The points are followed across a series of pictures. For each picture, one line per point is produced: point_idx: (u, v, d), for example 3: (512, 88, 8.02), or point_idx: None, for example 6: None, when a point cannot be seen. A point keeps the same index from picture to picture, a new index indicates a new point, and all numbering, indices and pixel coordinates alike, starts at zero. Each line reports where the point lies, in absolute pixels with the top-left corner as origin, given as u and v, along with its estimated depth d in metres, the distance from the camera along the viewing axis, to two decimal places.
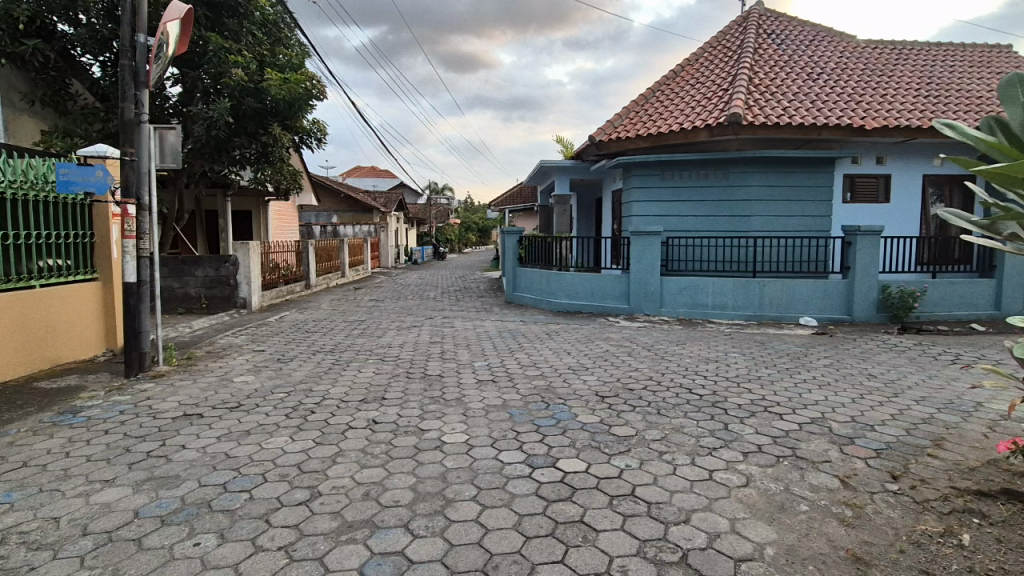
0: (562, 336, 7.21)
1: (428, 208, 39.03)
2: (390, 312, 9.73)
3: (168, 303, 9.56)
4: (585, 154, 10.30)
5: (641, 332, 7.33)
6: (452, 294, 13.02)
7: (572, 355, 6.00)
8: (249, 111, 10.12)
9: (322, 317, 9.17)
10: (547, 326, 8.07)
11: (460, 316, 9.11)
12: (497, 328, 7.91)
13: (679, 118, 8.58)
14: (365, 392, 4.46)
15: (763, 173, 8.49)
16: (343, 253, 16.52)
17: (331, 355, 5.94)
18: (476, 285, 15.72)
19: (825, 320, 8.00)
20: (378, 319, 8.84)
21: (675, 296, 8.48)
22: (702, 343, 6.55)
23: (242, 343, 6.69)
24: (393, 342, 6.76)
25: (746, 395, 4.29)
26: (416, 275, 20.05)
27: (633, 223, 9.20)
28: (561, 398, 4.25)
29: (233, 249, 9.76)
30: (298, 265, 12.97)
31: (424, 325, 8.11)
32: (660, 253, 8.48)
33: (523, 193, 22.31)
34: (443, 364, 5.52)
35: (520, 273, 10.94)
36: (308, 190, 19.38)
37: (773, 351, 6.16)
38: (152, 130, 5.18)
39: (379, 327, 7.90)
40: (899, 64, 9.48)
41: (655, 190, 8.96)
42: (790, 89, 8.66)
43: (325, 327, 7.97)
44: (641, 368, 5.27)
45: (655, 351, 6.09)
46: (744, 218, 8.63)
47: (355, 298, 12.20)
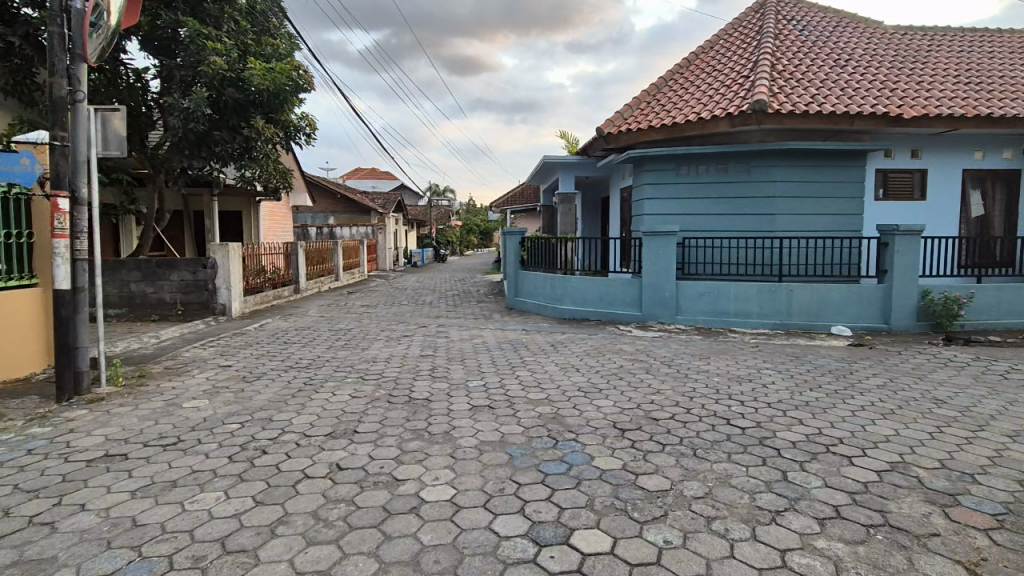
0: (569, 348, 6.45)
1: (429, 211, 38.36)
2: (382, 319, 8.98)
3: (141, 310, 8.84)
4: (592, 148, 9.54)
5: (657, 344, 6.56)
6: (450, 298, 12.27)
7: (581, 371, 5.24)
8: (230, 103, 9.40)
9: (306, 325, 8.42)
10: (551, 335, 7.31)
11: (456, 324, 8.35)
12: (496, 338, 7.16)
13: (696, 107, 7.82)
14: (335, 423, 3.69)
15: (789, 167, 7.71)
16: (336, 256, 15.81)
17: (306, 372, 5.20)
18: (476, 289, 14.96)
19: (860, 330, 7.20)
20: (367, 327, 8.08)
21: (691, 302, 7.71)
22: (729, 357, 5.78)
23: (208, 357, 5.94)
24: (378, 356, 6.00)
25: (798, 428, 3.51)
26: (414, 278, 19.31)
27: (644, 221, 8.45)
28: (571, 432, 3.48)
29: (212, 251, 9.01)
30: (287, 269, 12.24)
31: (417, 334, 7.36)
32: (675, 255, 7.72)
33: (525, 194, 21.58)
34: (433, 383, 4.76)
35: (522, 277, 10.19)
36: (302, 190, 18.67)
37: (811, 366, 5.38)
38: (92, 113, 4.43)
39: (366, 337, 7.15)
40: (936, 50, 8.67)
41: (668, 187, 8.21)
42: (818, 75, 7.87)
43: (306, 337, 7.21)
44: (663, 390, 4.50)
45: (676, 367, 5.32)
46: (768, 216, 7.85)
47: (346, 303, 11.45)
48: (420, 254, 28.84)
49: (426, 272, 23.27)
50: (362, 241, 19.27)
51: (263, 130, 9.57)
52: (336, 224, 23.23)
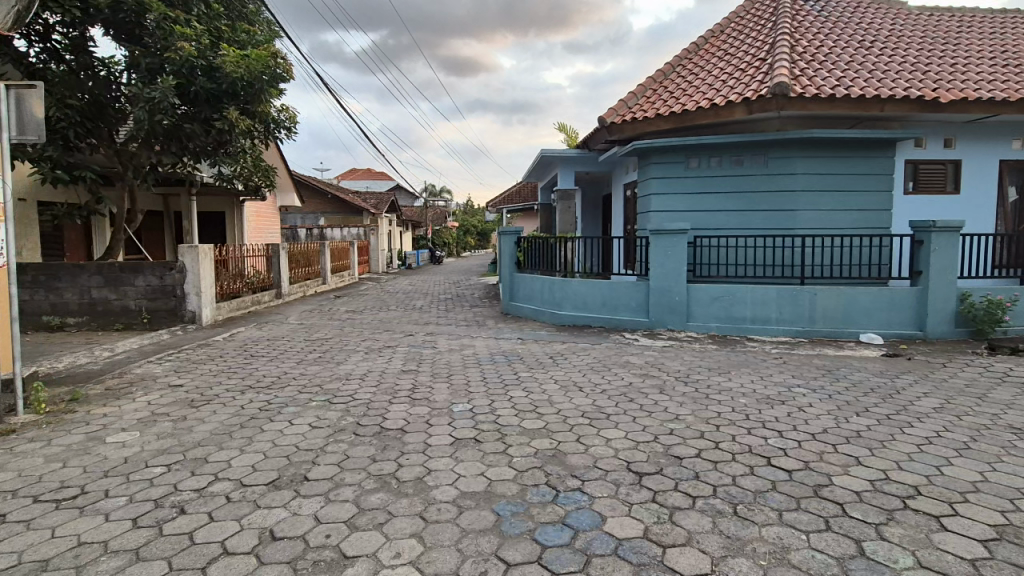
0: (569, 361, 5.76)
1: (425, 212, 37.71)
2: (365, 326, 8.30)
3: (103, 318, 8.13)
4: (593, 141, 8.87)
5: (668, 355, 5.88)
6: (442, 303, 11.58)
7: (584, 390, 4.55)
8: (201, 93, 8.71)
9: (282, 334, 7.73)
10: (550, 345, 6.61)
11: (445, 332, 7.66)
12: (490, 349, 6.48)
13: (708, 93, 7.14)
14: (284, 466, 2.99)
15: (810, 158, 7.05)
16: (324, 258, 15.12)
17: (266, 394, 4.50)
18: (471, 292, 14.26)
19: (891, 337, 6.52)
20: (348, 336, 7.39)
21: (703, 307, 7.04)
22: (751, 371, 5.09)
23: (160, 374, 5.23)
24: (354, 372, 5.30)
25: (857, 471, 2.82)
26: (408, 281, 18.62)
27: (651, 220, 7.78)
28: (574, 477, 2.79)
29: (180, 253, 8.31)
30: (268, 272, 11.54)
31: (401, 345, 6.67)
32: (686, 255, 7.05)
33: (522, 193, 20.89)
34: (411, 408, 4.06)
35: (518, 280, 9.50)
36: (290, 190, 17.97)
37: (847, 382, 4.70)
38: (3, 90, 3.72)
39: (344, 348, 6.46)
40: (965, 32, 8.00)
41: (677, 181, 7.55)
42: (841, 57, 7.19)
43: (278, 348, 6.52)
44: (682, 415, 3.81)
45: (693, 384, 4.64)
46: (787, 213, 7.19)
47: (330, 309, 10.75)
48: (414, 256, 28.15)
49: (420, 274, 22.58)
50: (353, 243, 18.61)
51: (238, 123, 8.88)
52: (326, 225, 22.51)
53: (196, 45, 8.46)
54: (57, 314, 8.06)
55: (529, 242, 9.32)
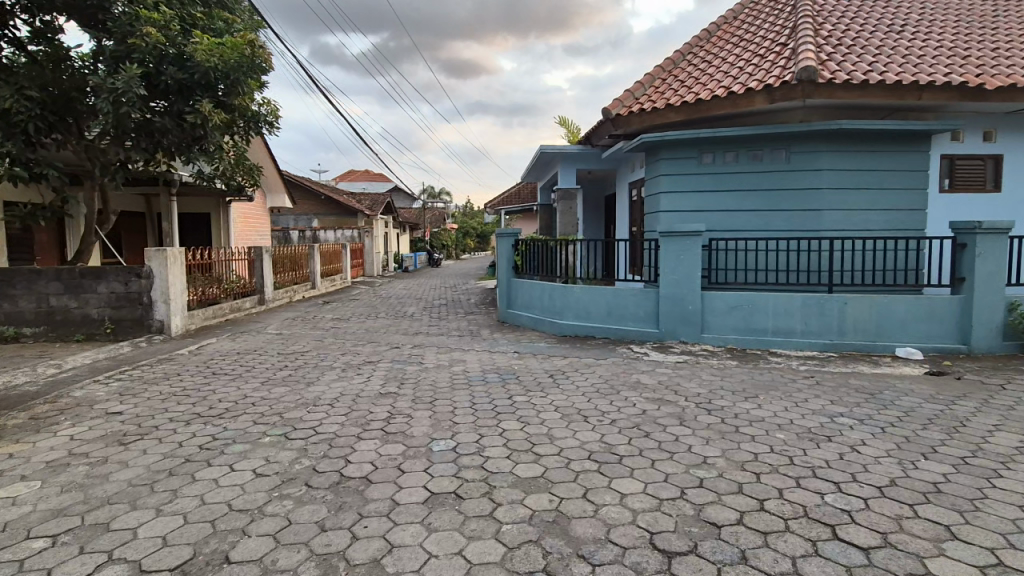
0: (571, 379, 5.08)
1: (423, 214, 37.06)
2: (349, 336, 7.63)
3: (62, 328, 7.46)
4: (597, 135, 8.20)
5: (682, 373, 5.20)
6: (435, 310, 10.88)
7: (589, 417, 3.87)
8: (171, 84, 8.06)
9: (256, 346, 7.05)
10: (549, 360, 5.95)
11: (435, 344, 6.98)
12: (482, 365, 5.80)
13: (724, 81, 6.47)
14: (203, 541, 2.29)
15: (837, 153, 6.39)
16: (313, 261, 14.44)
17: (215, 424, 3.82)
18: (467, 297, 13.56)
19: (932, 352, 5.83)
20: (327, 349, 6.71)
21: (720, 317, 6.37)
22: (782, 395, 4.40)
23: (100, 398, 4.53)
24: (324, 395, 4.61)
25: (955, 551, 2.13)
26: (402, 285, 17.93)
27: (660, 220, 7.11)
28: (582, 561, 2.10)
29: (147, 257, 7.63)
30: (250, 277, 10.87)
31: (383, 360, 5.98)
32: (701, 260, 6.37)
33: (521, 193, 20.23)
34: (383, 444, 3.38)
35: (515, 285, 8.82)
36: (280, 190, 17.30)
37: (898, 410, 4.01)
38: None
39: (320, 364, 5.78)
40: (1003, 15, 7.31)
41: (689, 178, 6.89)
42: (870, 40, 6.51)
43: (246, 364, 5.83)
44: (711, 457, 3.12)
45: (717, 412, 3.95)
46: (811, 213, 6.51)
47: (315, 316, 10.08)
48: (411, 259, 27.44)
49: (416, 277, 21.89)
50: (346, 245, 17.94)
51: (212, 116, 8.21)
52: (320, 227, 21.80)
53: (167, 32, 7.80)
54: (12, 324, 7.37)
55: (526, 247, 8.66)
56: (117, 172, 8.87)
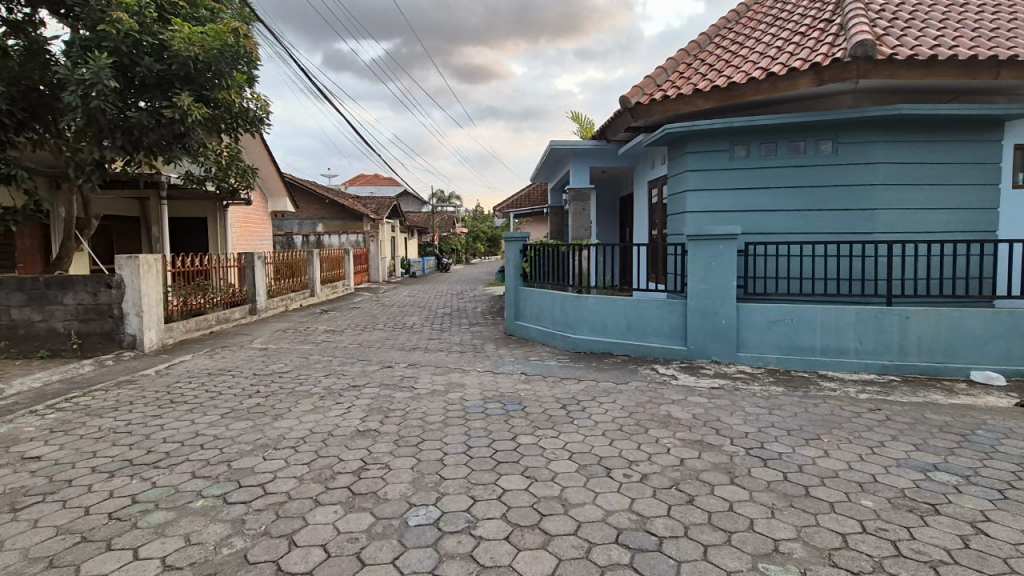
0: (587, 409, 4.26)
1: (433, 218, 36.42)
2: (339, 352, 6.88)
3: (25, 343, 6.80)
4: (614, 127, 7.40)
5: (719, 404, 4.36)
6: (437, 320, 10.11)
7: (612, 468, 3.06)
8: (148, 77, 7.42)
9: (233, 364, 6.32)
10: (560, 383, 5.14)
11: (432, 362, 6.20)
12: (483, 389, 5.01)
13: (761, 63, 5.64)
14: None
15: (893, 143, 5.53)
16: (313, 268, 13.74)
17: (143, 477, 3.06)
18: (474, 306, 12.76)
19: (1013, 375, 4.93)
20: (310, 368, 5.95)
21: (758, 333, 5.53)
22: (850, 437, 3.54)
23: (25, 436, 3.80)
24: (291, 432, 3.84)
25: None
26: (407, 291, 17.19)
27: (686, 222, 6.29)
28: None
29: (118, 265, 6.95)
30: (241, 285, 10.17)
31: (370, 384, 5.20)
32: (735, 267, 5.55)
33: (532, 196, 19.42)
34: (344, 514, 2.59)
35: (524, 294, 8.03)
36: (281, 194, 16.69)
37: (1007, 460, 3.14)
38: None
39: (298, 389, 5.03)
40: None
41: (720, 174, 6.08)
42: (932, 13, 5.63)
43: (214, 389, 5.10)
44: (783, 541, 2.29)
45: (775, 463, 3.12)
46: (862, 213, 5.65)
47: (307, 328, 9.36)
48: (418, 264, 26.74)
49: (423, 283, 21.16)
50: (350, 250, 17.26)
51: (193, 110, 7.54)
52: (324, 232, 21.17)
53: (142, 18, 7.20)
54: None
55: (536, 255, 7.87)
56: (94, 171, 8.14)
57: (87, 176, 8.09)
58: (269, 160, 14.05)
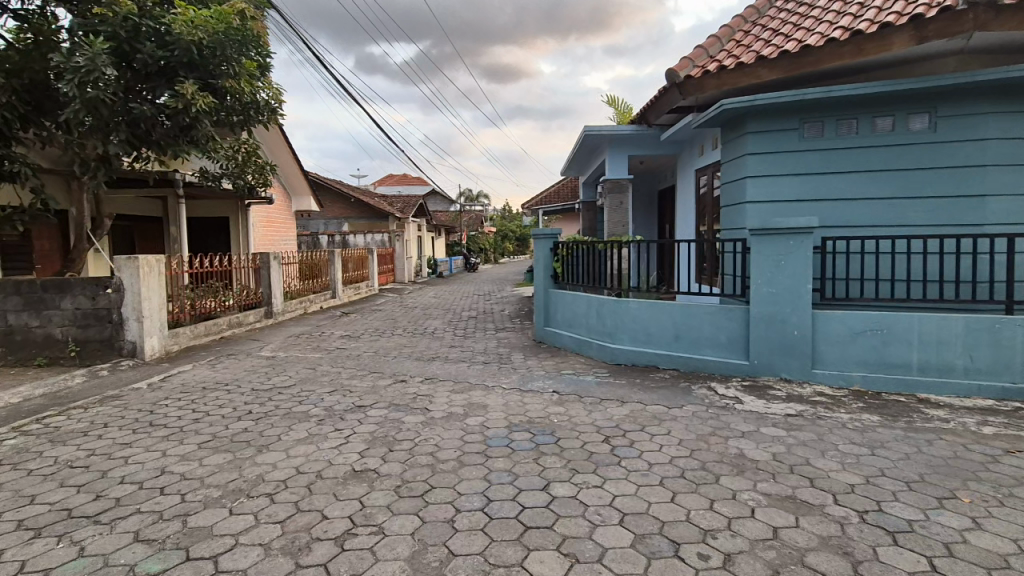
0: (635, 443, 3.45)
1: (460, 217, 35.95)
2: (350, 362, 6.23)
3: (21, 351, 6.37)
4: (659, 107, 6.54)
5: (802, 439, 3.48)
6: (461, 324, 9.39)
7: (681, 544, 2.24)
8: (150, 63, 6.94)
9: (234, 375, 5.73)
10: (599, 406, 4.33)
11: (451, 376, 5.45)
12: (508, 412, 4.23)
13: (842, 22, 4.71)
14: None
15: (1010, 115, 4.51)
16: (334, 268, 13.23)
17: (73, 540, 2.40)
18: (501, 308, 12.01)
19: None
20: (315, 381, 5.30)
21: (838, 345, 4.61)
22: (999, 495, 2.63)
23: None
24: (272, 471, 3.15)
25: None
26: (433, 292, 16.60)
27: (745, 214, 5.40)
28: None
29: (116, 267, 6.46)
30: (256, 287, 9.68)
31: (377, 404, 4.49)
32: (810, 266, 4.65)
33: (562, 192, 18.60)
34: None
35: (555, 298, 7.24)
36: (304, 193, 16.31)
37: None
38: None
39: (295, 410, 4.35)
40: None
41: (787, 158, 5.20)
42: None
43: (202, 408, 4.47)
44: None
45: (910, 541, 2.25)
46: (969, 200, 4.66)
47: (323, 332, 8.79)
48: (445, 263, 26.20)
49: (449, 284, 20.57)
50: (374, 250, 16.76)
51: (197, 99, 7.04)
52: (350, 231, 20.80)
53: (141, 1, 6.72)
54: None
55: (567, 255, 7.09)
56: (99, 167, 7.78)
57: (93, 172, 7.73)
58: (287, 152, 13.67)
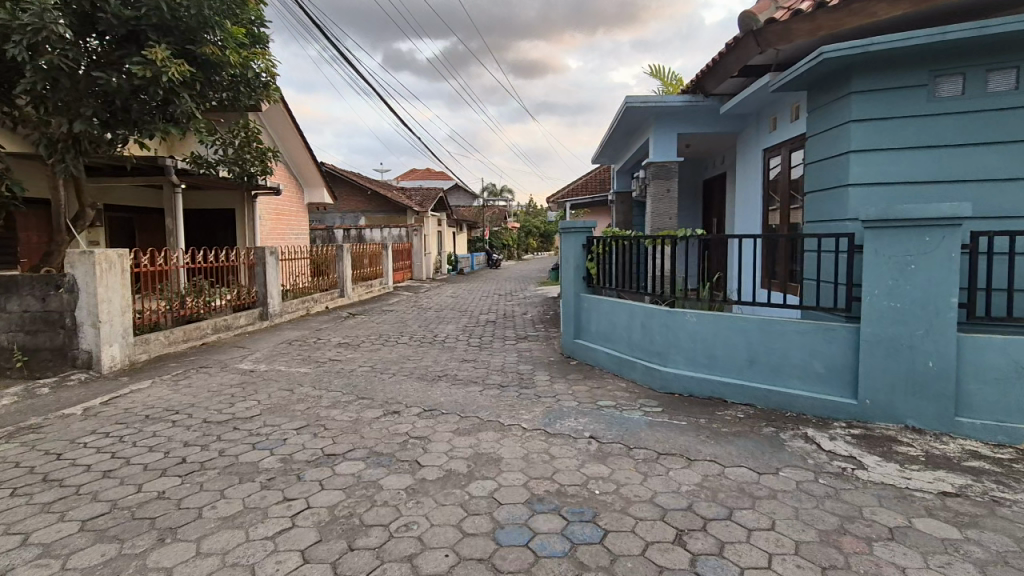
0: (725, 550, 2.21)
1: (483, 211, 34.87)
2: (336, 383, 5.09)
3: None
4: (727, 67, 5.27)
5: (995, 550, 2.20)
6: (478, 331, 8.21)
7: None
8: (115, 25, 5.93)
9: (192, 398, 4.66)
10: (657, 466, 3.08)
11: (457, 407, 4.28)
12: (528, 470, 3.03)
13: None
14: None
15: None
16: (342, 265, 12.19)
17: None
18: (523, 311, 10.79)
19: None
20: (285, 411, 4.19)
21: (994, 385, 3.31)
22: None
23: None
24: None
25: None
26: (450, 291, 15.50)
27: (847, 200, 4.12)
28: None
29: (69, 262, 5.46)
30: (249, 285, 8.68)
31: (352, 453, 3.33)
32: (955, 272, 3.34)
33: (591, 184, 17.31)
34: None
35: (587, 304, 6.01)
36: (317, 182, 15.40)
37: None
38: None
39: (240, 461, 3.22)
40: None
41: (909, 125, 3.90)
42: None
43: (123, 453, 3.38)
44: None
45: None
46: None
47: (320, 338, 7.73)
48: (465, 260, 25.14)
49: (468, 281, 19.46)
50: (389, 245, 15.75)
51: (168, 67, 5.96)
52: (366, 225, 19.86)
53: None
54: None
55: (602, 254, 5.87)
56: (68, 149, 6.60)
57: (62, 155, 6.57)
58: (291, 128, 12.89)
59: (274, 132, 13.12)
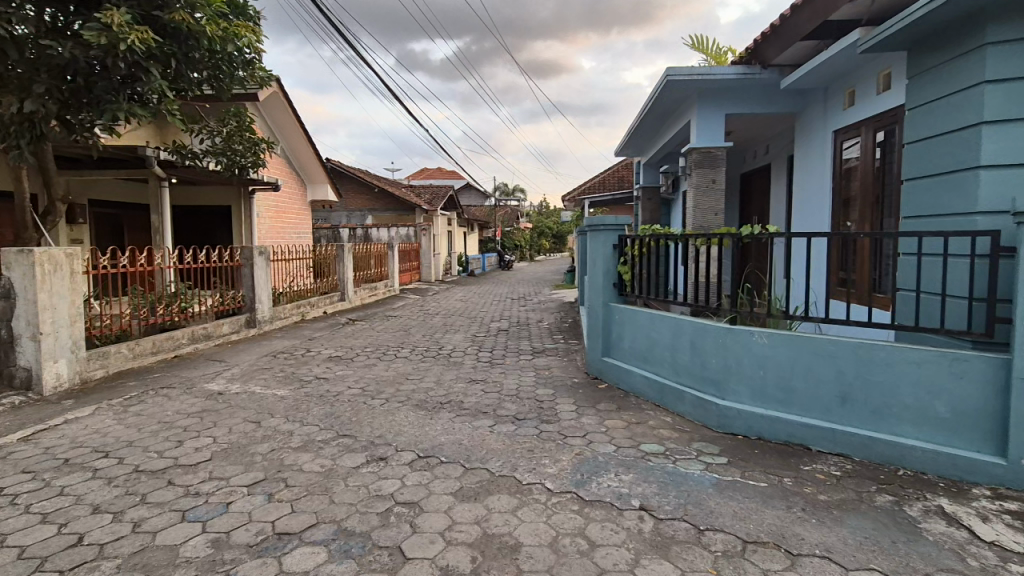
0: None
1: (495, 211, 33.96)
2: (315, 412, 4.18)
3: None
4: (801, 27, 4.29)
5: None
6: (489, 343, 7.26)
7: None
8: None
9: (135, 432, 3.77)
10: (746, 566, 2.13)
11: (462, 452, 3.34)
12: (559, 571, 2.09)
13: None
14: None
15: None
16: (343, 265, 11.31)
17: None
18: (538, 318, 9.81)
19: None
20: (241, 458, 3.28)
21: None
22: None
23: None
24: None
25: None
26: (459, 294, 14.58)
27: (972, 187, 3.15)
28: None
29: (5, 264, 4.62)
30: (236, 289, 7.83)
31: (313, 532, 2.41)
32: None
33: (609, 182, 16.29)
34: None
35: (618, 315, 5.03)
36: (321, 178, 14.60)
37: None
38: None
39: (157, 545, 2.31)
40: None
41: None
42: None
43: (4, 526, 2.48)
44: None
45: None
46: None
47: (311, 350, 6.84)
48: (476, 261, 24.25)
49: (479, 284, 18.53)
50: (395, 246, 14.88)
51: (129, 33, 5.13)
52: (373, 224, 19.03)
53: None
54: None
55: (637, 256, 4.93)
56: (23, 132, 5.66)
57: (16, 140, 5.67)
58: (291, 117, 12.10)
59: (273, 123, 12.48)
